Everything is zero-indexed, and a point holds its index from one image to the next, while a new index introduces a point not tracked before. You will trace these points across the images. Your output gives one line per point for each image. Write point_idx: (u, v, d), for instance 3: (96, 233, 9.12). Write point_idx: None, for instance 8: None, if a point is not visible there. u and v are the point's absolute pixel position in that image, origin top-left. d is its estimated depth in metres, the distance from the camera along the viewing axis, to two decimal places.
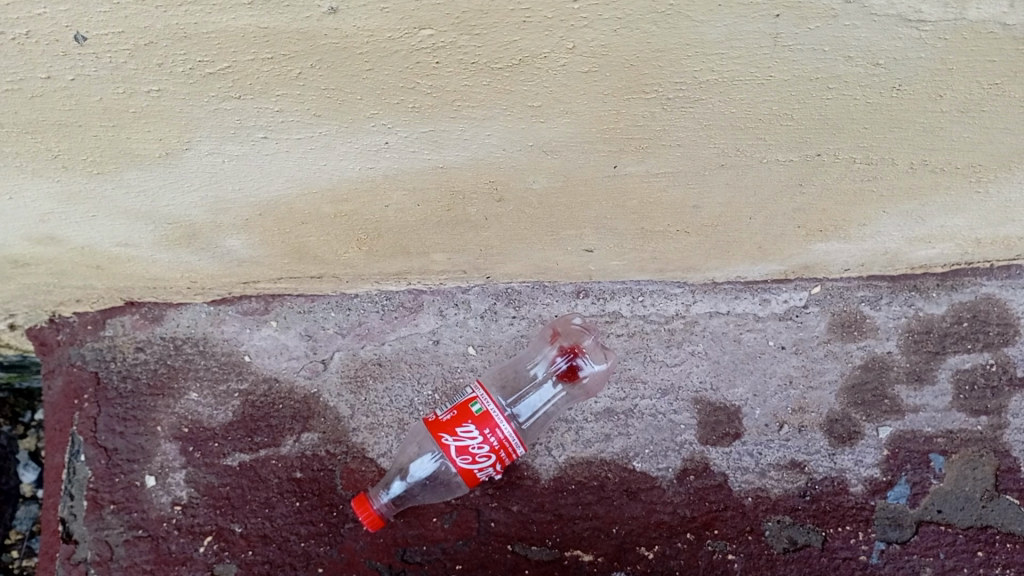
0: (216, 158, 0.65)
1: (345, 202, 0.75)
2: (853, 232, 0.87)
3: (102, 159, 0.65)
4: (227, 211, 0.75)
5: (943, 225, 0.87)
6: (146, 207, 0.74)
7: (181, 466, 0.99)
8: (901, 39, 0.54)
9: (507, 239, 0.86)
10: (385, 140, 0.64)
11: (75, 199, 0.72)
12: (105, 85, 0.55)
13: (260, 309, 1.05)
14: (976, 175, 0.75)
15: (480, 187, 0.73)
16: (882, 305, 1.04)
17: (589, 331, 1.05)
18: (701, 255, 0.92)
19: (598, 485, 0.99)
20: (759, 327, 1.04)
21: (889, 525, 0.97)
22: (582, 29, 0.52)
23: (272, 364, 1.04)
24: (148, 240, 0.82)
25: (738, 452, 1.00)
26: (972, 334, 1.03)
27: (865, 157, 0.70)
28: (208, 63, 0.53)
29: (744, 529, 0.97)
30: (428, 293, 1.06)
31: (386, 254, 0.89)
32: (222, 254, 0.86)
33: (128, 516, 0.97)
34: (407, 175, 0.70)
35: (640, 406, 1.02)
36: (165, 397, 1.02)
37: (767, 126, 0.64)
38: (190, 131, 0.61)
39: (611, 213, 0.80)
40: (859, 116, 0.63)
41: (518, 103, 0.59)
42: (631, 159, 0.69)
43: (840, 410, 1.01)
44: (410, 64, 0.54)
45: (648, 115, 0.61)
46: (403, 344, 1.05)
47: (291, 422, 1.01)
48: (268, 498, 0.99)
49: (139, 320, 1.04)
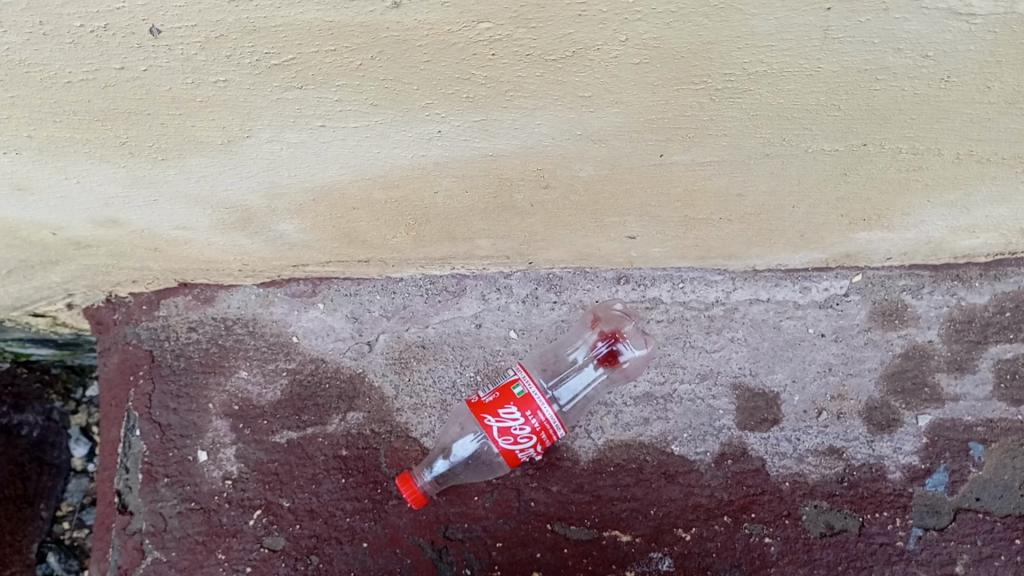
0: (275, 145, 0.68)
1: (397, 188, 0.77)
2: (896, 221, 0.88)
3: (166, 146, 0.67)
4: (281, 196, 0.78)
5: (986, 215, 0.87)
6: (206, 192, 0.77)
7: (232, 443, 1.03)
8: (951, 32, 0.54)
9: (551, 225, 0.87)
10: (438, 129, 0.66)
11: (138, 184, 0.74)
12: (175, 75, 0.57)
13: (308, 291, 1.08)
14: (1022, 165, 0.75)
15: (529, 174, 0.75)
16: (923, 294, 1.04)
17: (629, 316, 1.06)
18: (742, 242, 0.94)
19: (636, 467, 1.01)
20: (799, 314, 1.05)
21: (927, 511, 0.98)
22: (635, 22, 0.52)
23: (320, 344, 1.07)
24: (205, 224, 0.85)
25: (776, 438, 1.01)
26: (1015, 324, 1.03)
27: (911, 147, 0.71)
28: (273, 55, 0.54)
29: (781, 513, 0.98)
30: (471, 278, 1.08)
31: (433, 240, 0.91)
32: (275, 237, 0.88)
33: (181, 489, 1.01)
34: (458, 162, 0.72)
35: (679, 391, 1.04)
36: (216, 375, 1.06)
37: (813, 116, 0.65)
38: (252, 120, 0.63)
39: (655, 200, 0.81)
40: (906, 107, 0.64)
41: (568, 94, 0.60)
42: (678, 148, 0.70)
43: (879, 398, 1.02)
44: (467, 56, 0.55)
45: (697, 105, 0.63)
46: (447, 328, 1.07)
47: (337, 402, 1.05)
48: (315, 475, 1.02)
49: (191, 300, 1.08)
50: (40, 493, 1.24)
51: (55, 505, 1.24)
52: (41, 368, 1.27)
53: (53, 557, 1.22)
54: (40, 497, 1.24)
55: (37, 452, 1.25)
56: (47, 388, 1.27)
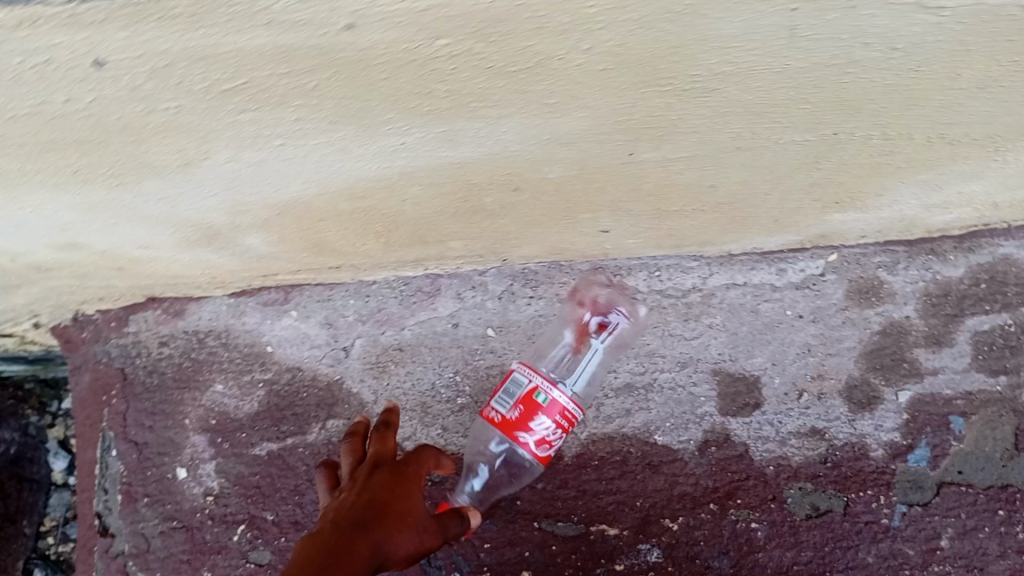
0: (234, 165, 0.65)
1: (363, 198, 0.75)
2: (870, 202, 0.88)
3: (121, 172, 0.65)
4: (245, 212, 0.76)
5: (959, 192, 0.87)
6: (166, 213, 0.75)
7: (211, 457, 1.03)
8: (919, 25, 0.52)
9: (523, 224, 0.86)
10: (402, 141, 0.64)
11: (95, 208, 0.72)
12: (124, 104, 0.55)
13: (280, 299, 1.06)
14: (993, 145, 0.74)
15: (497, 178, 0.73)
16: (898, 270, 1.04)
17: (610, 291, 1.05)
18: (717, 229, 0.93)
19: (621, 459, 1.01)
20: (776, 297, 1.05)
21: (910, 487, 0.98)
22: (598, 32, 0.50)
23: (295, 353, 1.05)
24: (168, 243, 0.83)
25: (758, 422, 1.01)
26: (990, 296, 1.03)
27: (882, 134, 0.70)
28: (225, 79, 0.52)
29: (767, 497, 0.99)
30: (446, 277, 1.06)
31: (403, 244, 0.89)
32: (243, 251, 0.86)
33: (161, 508, 1.02)
34: (424, 171, 0.70)
35: (660, 379, 1.03)
36: (191, 390, 1.04)
37: (784, 110, 0.64)
38: (208, 142, 0.61)
39: (627, 196, 0.80)
40: (876, 96, 0.63)
41: (534, 101, 0.59)
42: (648, 146, 0.69)
43: (859, 376, 1.02)
44: (426, 71, 0.53)
45: (665, 105, 0.61)
46: (424, 329, 1.06)
47: (316, 410, 1.03)
48: (298, 486, 1.01)
49: (161, 314, 1.06)
50: (21, 510, 1.22)
51: (39, 521, 1.22)
52: (16, 383, 1.26)
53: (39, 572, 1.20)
54: (22, 514, 1.22)
55: (17, 468, 1.23)
56: (22, 403, 1.26)
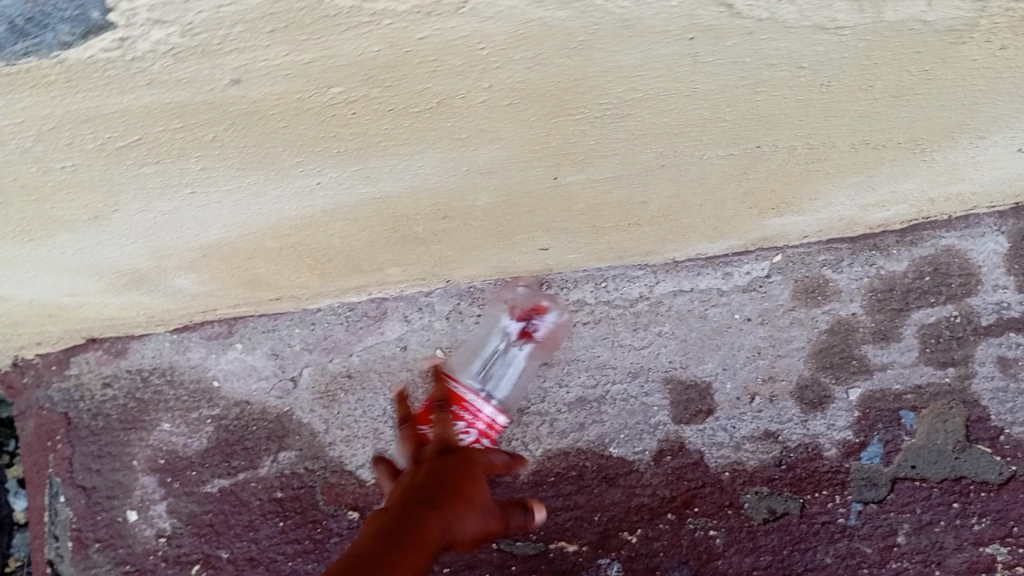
0: (148, 214, 0.64)
1: (288, 236, 0.74)
2: (805, 205, 0.88)
3: (30, 228, 0.64)
4: (169, 256, 0.74)
5: (893, 190, 0.87)
6: (87, 262, 0.73)
7: (162, 498, 1.01)
8: (821, 44, 0.52)
9: (460, 248, 0.85)
10: (317, 181, 0.62)
11: (12, 263, 0.70)
12: (17, 167, 0.53)
13: (223, 332, 1.05)
14: (919, 147, 0.74)
15: (423, 209, 0.72)
16: (843, 268, 1.04)
17: (529, 283, 1.04)
18: (657, 240, 0.92)
19: (577, 474, 1.00)
20: (724, 301, 1.04)
21: (864, 485, 0.98)
22: (496, 70, 0.49)
23: (242, 386, 1.04)
24: (96, 289, 0.81)
25: (712, 428, 1.01)
26: (935, 288, 1.03)
27: (805, 143, 0.70)
28: (117, 138, 0.51)
29: (724, 504, 0.98)
30: (391, 300, 1.05)
31: (340, 274, 0.88)
32: (175, 291, 0.85)
33: (113, 553, 1.00)
34: (347, 207, 0.69)
35: (612, 391, 1.03)
36: (137, 430, 1.03)
37: (701, 129, 0.63)
38: (115, 196, 0.60)
39: (559, 216, 0.80)
40: (792, 111, 0.62)
41: (444, 137, 0.58)
42: (570, 170, 0.68)
43: (809, 376, 1.02)
44: (326, 117, 0.52)
45: (579, 133, 0.61)
46: (372, 354, 1.04)
47: (267, 443, 1.02)
48: (252, 521, 1.00)
49: (102, 354, 1.04)
50: None
51: (3, 562, 1.17)
52: None
53: None
54: None
55: None
56: None
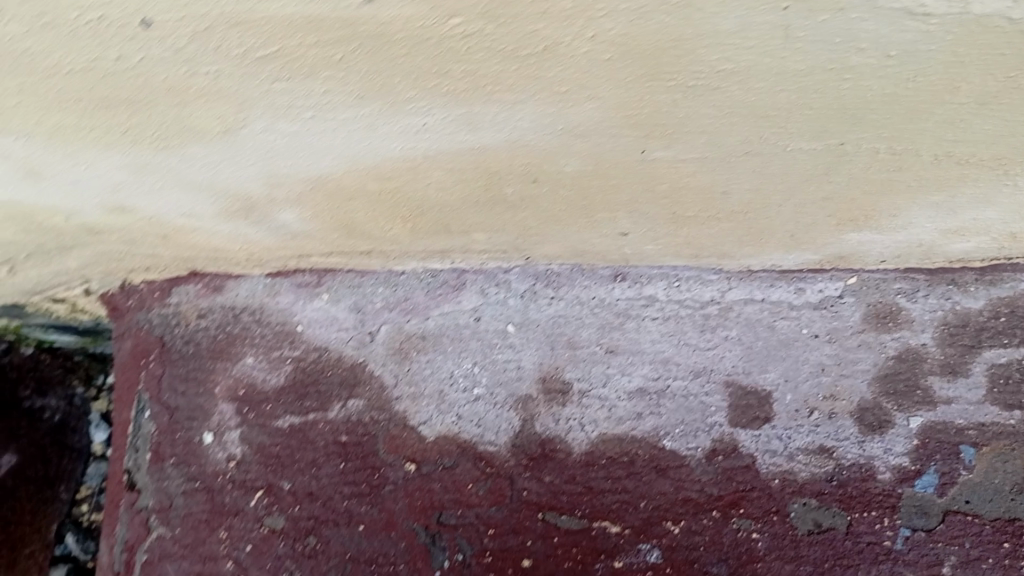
0: (270, 135, 0.71)
1: (390, 179, 0.80)
2: (885, 222, 0.89)
3: (167, 135, 0.71)
4: (281, 185, 0.81)
5: (975, 217, 0.88)
6: (208, 179, 0.80)
7: (236, 426, 1.08)
8: (910, 32, 0.56)
9: (544, 219, 0.90)
10: (423, 121, 0.68)
11: (144, 170, 0.78)
12: (169, 65, 0.62)
13: (313, 282, 1.11)
14: (1003, 167, 0.76)
15: (516, 167, 0.77)
16: (918, 298, 1.05)
17: (525, 265, 1.09)
18: (734, 241, 0.95)
19: (628, 460, 1.03)
20: (793, 315, 1.06)
21: (915, 512, 0.98)
22: (600, 20, 0.56)
23: (323, 333, 1.10)
24: (210, 211, 0.88)
25: (767, 435, 1.03)
26: (1010, 329, 1.02)
27: (889, 147, 0.72)
28: (259, 46, 0.60)
29: (770, 509, 1.00)
30: (471, 272, 1.10)
31: (429, 231, 0.93)
32: (278, 226, 0.92)
33: (186, 468, 1.08)
34: (446, 155, 0.75)
35: (673, 387, 1.05)
36: (223, 360, 1.10)
37: (788, 114, 0.67)
38: (245, 109, 0.67)
39: (642, 196, 0.83)
40: (878, 106, 0.65)
41: (545, 88, 0.63)
42: (658, 144, 0.72)
43: (871, 399, 1.03)
44: (442, 50, 0.59)
45: (670, 101, 0.65)
46: (447, 320, 1.10)
47: (339, 389, 1.08)
48: (315, 459, 1.06)
49: (201, 289, 1.12)
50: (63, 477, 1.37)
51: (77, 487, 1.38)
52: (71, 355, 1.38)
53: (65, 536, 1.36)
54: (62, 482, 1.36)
55: None
56: None
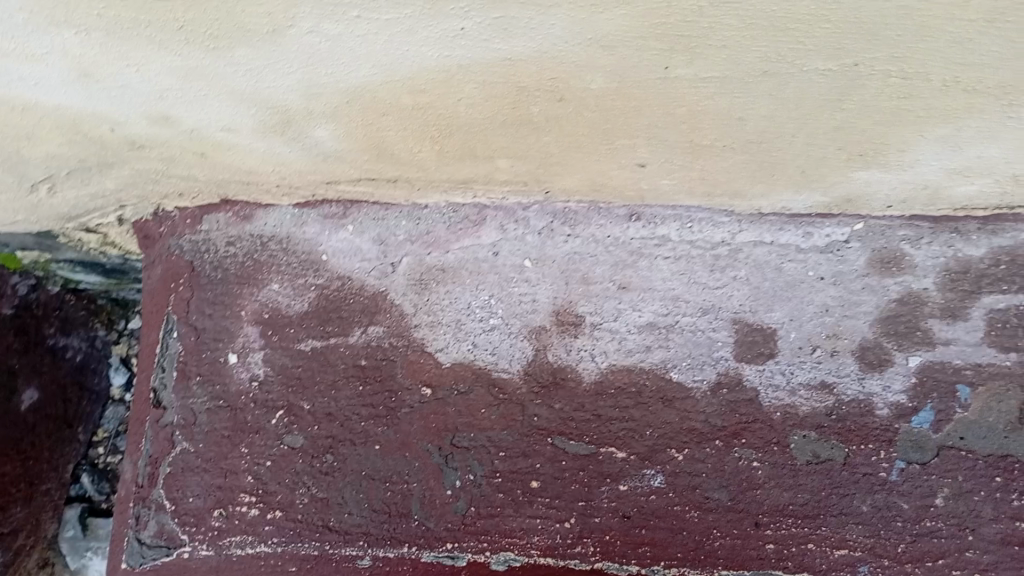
0: (315, 37, 0.77)
1: (423, 93, 0.84)
2: (892, 159, 0.93)
3: (219, 32, 0.77)
4: (319, 96, 0.86)
5: (979, 155, 0.92)
6: (251, 88, 0.85)
7: (260, 348, 1.12)
8: None
9: (565, 146, 0.94)
10: (462, 25, 0.74)
11: (192, 75, 0.83)
12: None
13: (339, 214, 1.14)
14: (1006, 96, 0.80)
15: (544, 83, 0.81)
16: (922, 245, 1.07)
17: (544, 203, 1.11)
18: (747, 177, 0.99)
19: (635, 391, 1.07)
20: (801, 258, 1.09)
21: (911, 447, 1.03)
22: None
23: (346, 264, 1.14)
24: (248, 126, 0.93)
25: (771, 370, 1.07)
26: (1010, 277, 1.05)
27: (900, 71, 0.77)
28: None
29: (771, 440, 1.04)
30: (491, 208, 1.13)
31: (455, 156, 0.97)
32: (312, 144, 0.96)
33: (212, 387, 1.11)
34: (478, 66, 0.79)
35: (681, 322, 1.09)
36: (249, 286, 1.14)
37: (807, 28, 0.72)
38: (295, 6, 0.73)
39: (662, 120, 0.87)
40: (891, 21, 0.71)
41: None
42: (682, 60, 0.77)
43: (872, 339, 1.06)
44: None
45: (696, 10, 0.71)
46: (466, 254, 1.13)
47: (360, 316, 1.12)
48: (335, 381, 1.10)
49: (231, 217, 1.16)
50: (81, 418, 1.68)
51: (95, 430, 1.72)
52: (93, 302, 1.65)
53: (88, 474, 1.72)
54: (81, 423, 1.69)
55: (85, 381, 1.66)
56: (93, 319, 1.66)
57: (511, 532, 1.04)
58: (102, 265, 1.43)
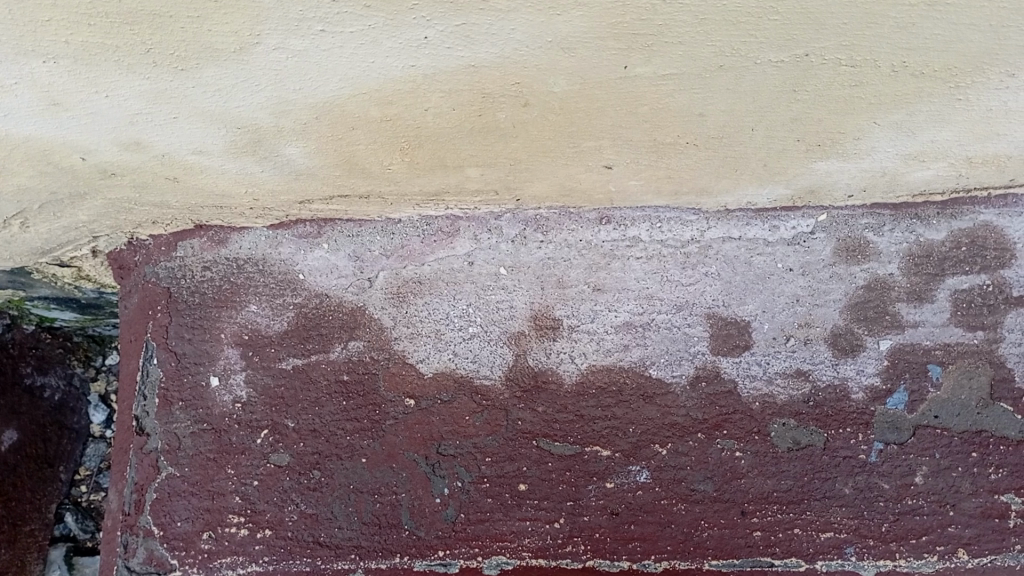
0: (281, 54, 0.78)
1: (391, 104, 0.86)
2: (850, 147, 0.96)
3: (187, 54, 0.78)
4: (287, 113, 0.87)
5: (933, 139, 0.94)
6: (220, 109, 0.86)
7: (242, 369, 1.12)
8: None
9: (533, 151, 0.96)
10: (425, 35, 0.76)
11: (161, 98, 0.84)
12: None
13: (313, 233, 1.16)
14: (953, 78, 0.83)
15: (509, 88, 0.84)
16: (885, 232, 1.10)
17: (514, 212, 1.13)
18: (711, 173, 1.02)
19: (616, 389, 1.09)
20: (768, 251, 1.11)
21: (887, 427, 1.05)
22: None
23: (324, 282, 1.15)
24: (219, 147, 0.94)
25: (747, 362, 1.09)
26: (971, 258, 1.09)
27: (849, 58, 0.80)
28: None
29: (752, 430, 1.06)
30: (463, 219, 1.14)
31: (426, 167, 0.99)
32: (283, 163, 0.97)
33: (194, 411, 1.10)
34: (443, 75, 0.81)
35: (657, 320, 1.11)
36: (228, 308, 1.15)
37: (757, 20, 0.75)
38: (261, 23, 0.75)
39: (625, 120, 0.90)
40: (837, 10, 0.74)
41: None
42: (639, 58, 0.80)
43: (844, 325, 1.09)
44: None
45: (650, 8, 0.74)
46: (442, 265, 1.14)
47: (340, 332, 1.13)
48: (318, 398, 1.10)
49: (207, 242, 1.17)
50: (62, 456, 1.65)
51: (76, 468, 1.68)
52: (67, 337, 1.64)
53: (71, 514, 1.66)
54: (62, 461, 1.65)
55: (65, 417, 1.66)
56: (70, 353, 1.67)
57: (502, 536, 1.04)
58: (76, 300, 1.43)
